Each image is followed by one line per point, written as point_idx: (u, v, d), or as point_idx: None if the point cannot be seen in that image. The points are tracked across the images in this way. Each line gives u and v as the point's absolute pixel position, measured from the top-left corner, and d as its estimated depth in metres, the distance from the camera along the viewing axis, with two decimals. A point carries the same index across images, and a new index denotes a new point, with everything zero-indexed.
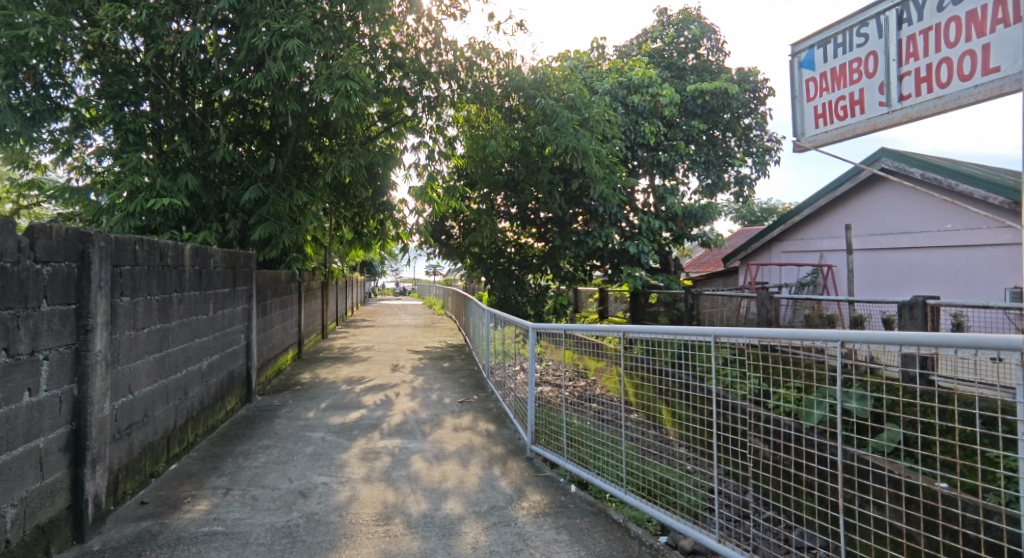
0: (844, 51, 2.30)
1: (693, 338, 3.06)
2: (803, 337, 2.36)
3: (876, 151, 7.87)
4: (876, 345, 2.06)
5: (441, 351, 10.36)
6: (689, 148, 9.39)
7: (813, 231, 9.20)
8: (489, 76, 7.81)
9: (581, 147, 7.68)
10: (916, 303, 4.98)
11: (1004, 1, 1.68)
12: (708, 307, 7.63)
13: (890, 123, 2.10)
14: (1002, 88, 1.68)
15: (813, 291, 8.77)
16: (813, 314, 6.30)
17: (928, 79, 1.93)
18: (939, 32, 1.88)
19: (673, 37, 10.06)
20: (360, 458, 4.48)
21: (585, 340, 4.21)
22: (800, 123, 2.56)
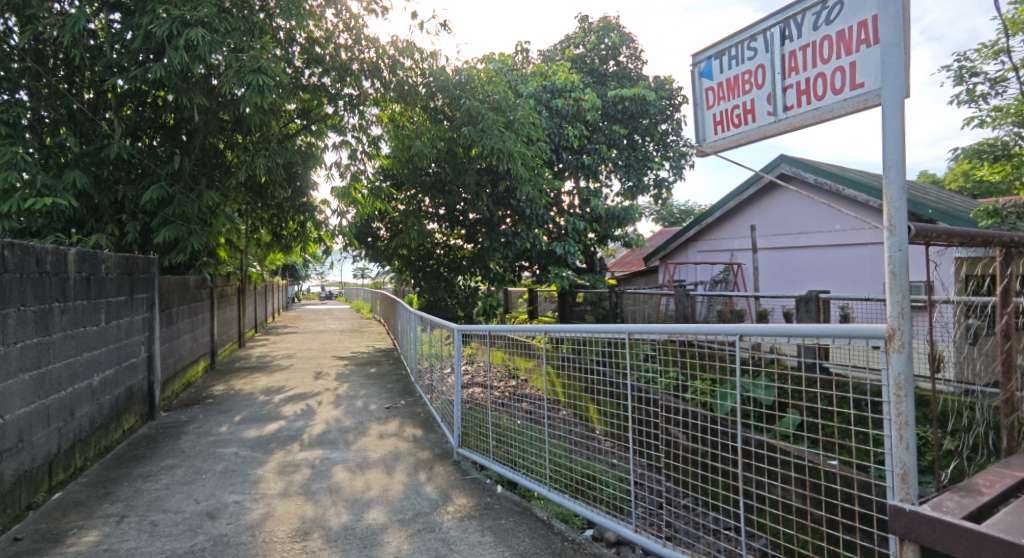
0: (736, 63, 2.43)
1: (612, 336, 3.16)
2: (708, 332, 2.52)
3: (776, 158, 8.40)
4: (770, 336, 2.25)
5: (368, 356, 10.08)
6: (610, 152, 9.75)
7: (723, 232, 9.83)
8: (413, 75, 7.68)
9: (507, 149, 7.71)
10: (811, 297, 5.45)
11: (866, 23, 1.89)
12: (631, 305, 7.95)
13: (777, 132, 2.27)
14: (868, 101, 1.89)
15: (724, 288, 9.41)
16: (725, 309, 6.72)
17: (808, 92, 2.11)
18: (815, 49, 2.07)
19: (595, 44, 10.33)
20: (277, 472, 4.25)
21: (512, 340, 4.22)
22: (701, 130, 2.66)
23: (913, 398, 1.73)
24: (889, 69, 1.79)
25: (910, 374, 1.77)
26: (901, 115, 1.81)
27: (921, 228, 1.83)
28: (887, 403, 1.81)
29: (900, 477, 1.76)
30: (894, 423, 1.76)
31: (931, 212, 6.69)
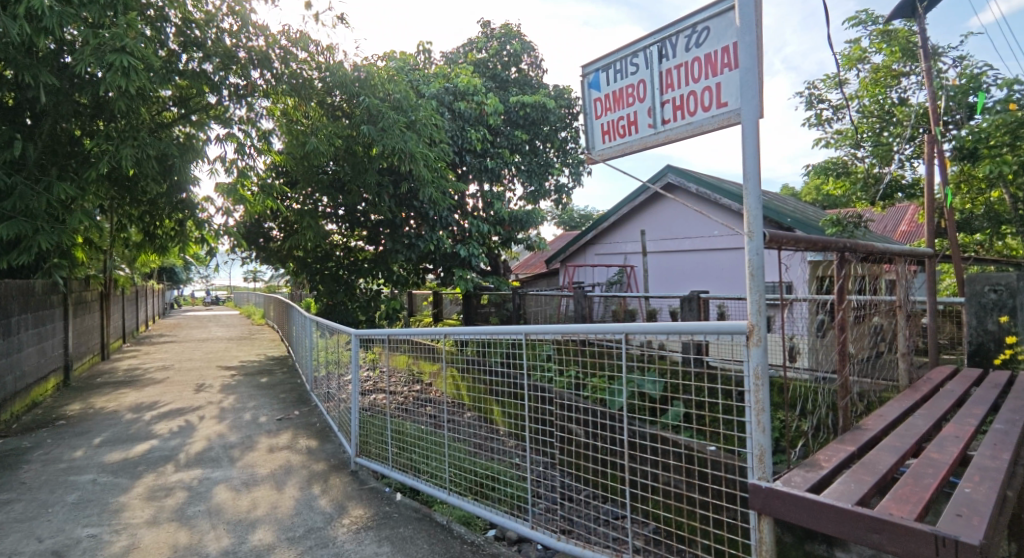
0: (621, 76, 2.58)
1: (511, 338, 3.21)
2: (598, 332, 2.67)
3: (662, 168, 9.03)
4: (652, 333, 2.43)
5: (258, 365, 9.38)
6: (512, 156, 9.95)
7: (617, 236, 10.40)
8: (307, 68, 7.29)
9: (408, 149, 7.52)
10: (692, 297, 5.93)
11: (729, 48, 2.10)
12: (533, 307, 8.19)
13: (656, 143, 2.43)
14: (732, 119, 2.10)
15: (619, 289, 10.00)
16: (619, 309, 7.16)
17: (682, 108, 2.29)
18: (688, 69, 2.26)
19: (497, 49, 10.46)
20: (144, 498, 3.80)
21: (411, 343, 4.17)
22: (590, 138, 2.77)
23: (768, 387, 1.96)
24: (748, 91, 2.01)
25: (765, 365, 2.01)
26: (758, 133, 2.03)
27: (774, 233, 2.06)
28: (748, 392, 2.03)
29: (758, 459, 1.99)
30: (753, 409, 1.98)
31: (789, 220, 7.57)
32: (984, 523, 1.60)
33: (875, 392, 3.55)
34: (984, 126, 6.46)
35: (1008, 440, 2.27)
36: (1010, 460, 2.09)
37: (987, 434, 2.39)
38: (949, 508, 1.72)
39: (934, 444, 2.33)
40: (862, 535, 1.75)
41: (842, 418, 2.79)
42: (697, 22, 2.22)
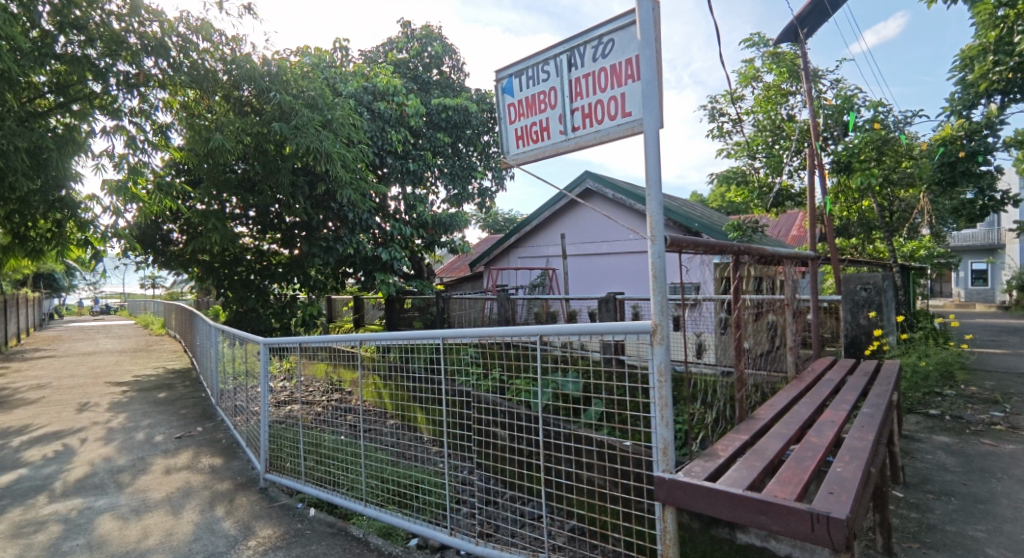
0: (533, 83, 2.60)
1: (429, 343, 3.18)
2: (513, 333, 2.72)
3: (581, 174, 9.30)
4: (566, 334, 2.51)
5: (156, 379, 8.59)
6: (434, 158, 9.86)
7: (539, 240, 10.57)
8: (210, 59, 6.78)
9: (324, 149, 7.13)
10: (610, 298, 6.15)
11: (632, 61, 2.20)
12: (457, 309, 8.64)
13: (567, 150, 2.49)
14: (635, 129, 2.21)
15: (542, 291, 10.19)
16: (541, 311, 7.40)
17: (591, 116, 2.37)
18: (595, 79, 2.34)
19: (418, 51, 10.31)
20: (8, 536, 3.35)
21: (325, 351, 4.01)
22: (505, 143, 2.78)
23: (671, 383, 2.09)
24: (649, 101, 2.12)
25: (668, 362, 2.15)
26: (659, 143, 2.14)
27: (674, 238, 2.19)
28: (653, 389, 2.15)
29: (663, 452, 2.11)
30: (657, 405, 2.11)
31: (697, 225, 8.06)
32: (850, 499, 1.79)
33: (767, 383, 3.88)
34: (856, 142, 7.25)
35: (873, 423, 2.55)
36: (874, 440, 2.35)
37: (857, 418, 2.67)
38: (824, 487, 1.90)
39: (814, 429, 2.57)
40: (750, 516, 1.87)
41: (739, 409, 3.02)
42: (602, 33, 2.30)
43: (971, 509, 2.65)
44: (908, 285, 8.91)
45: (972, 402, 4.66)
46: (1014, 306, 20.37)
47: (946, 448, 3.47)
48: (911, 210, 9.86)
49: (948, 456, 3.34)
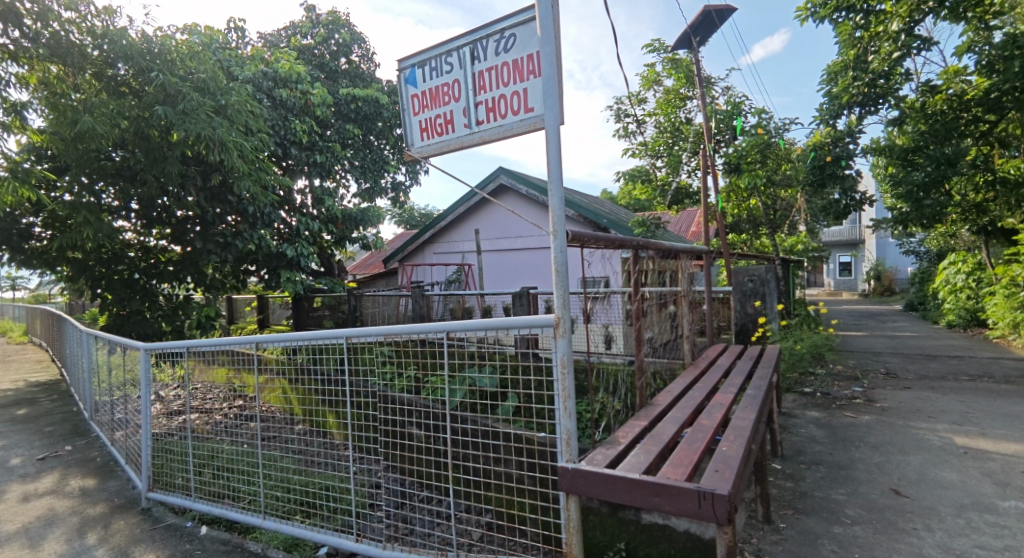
0: (436, 74, 2.51)
1: (330, 342, 3.01)
2: (418, 331, 2.66)
3: (495, 170, 9.28)
4: (472, 330, 2.51)
5: (16, 393, 7.54)
6: (343, 151, 9.43)
7: (455, 235, 10.47)
8: (75, 31, 6.03)
9: (219, 136, 6.48)
10: (523, 294, 6.23)
11: (534, 57, 2.21)
12: (372, 307, 8.57)
13: (471, 143, 2.43)
14: (538, 124, 2.22)
15: (458, 287, 10.05)
16: (457, 308, 7.40)
17: (494, 110, 2.34)
18: (498, 73, 2.31)
19: (324, 37, 9.79)
20: None
21: (216, 356, 3.66)
22: (409, 136, 2.65)
23: (572, 374, 2.17)
24: (550, 97, 2.14)
25: (570, 354, 2.21)
26: (559, 139, 2.18)
27: (575, 233, 2.24)
28: (556, 381, 2.21)
29: (566, 442, 2.17)
30: (560, 397, 2.18)
31: (605, 221, 8.38)
32: (732, 475, 1.93)
33: (665, 370, 4.17)
34: (743, 146, 7.93)
35: (754, 403, 2.80)
36: (755, 418, 2.57)
37: (741, 399, 2.91)
38: (710, 466, 2.04)
39: (705, 411, 2.77)
40: (645, 499, 1.96)
41: (639, 396, 3.20)
42: (504, 28, 2.28)
43: (835, 475, 2.99)
44: (788, 276, 9.87)
45: (837, 379, 5.25)
46: (873, 293, 23.31)
47: (817, 422, 3.88)
48: (790, 209, 10.93)
49: (818, 429, 3.73)
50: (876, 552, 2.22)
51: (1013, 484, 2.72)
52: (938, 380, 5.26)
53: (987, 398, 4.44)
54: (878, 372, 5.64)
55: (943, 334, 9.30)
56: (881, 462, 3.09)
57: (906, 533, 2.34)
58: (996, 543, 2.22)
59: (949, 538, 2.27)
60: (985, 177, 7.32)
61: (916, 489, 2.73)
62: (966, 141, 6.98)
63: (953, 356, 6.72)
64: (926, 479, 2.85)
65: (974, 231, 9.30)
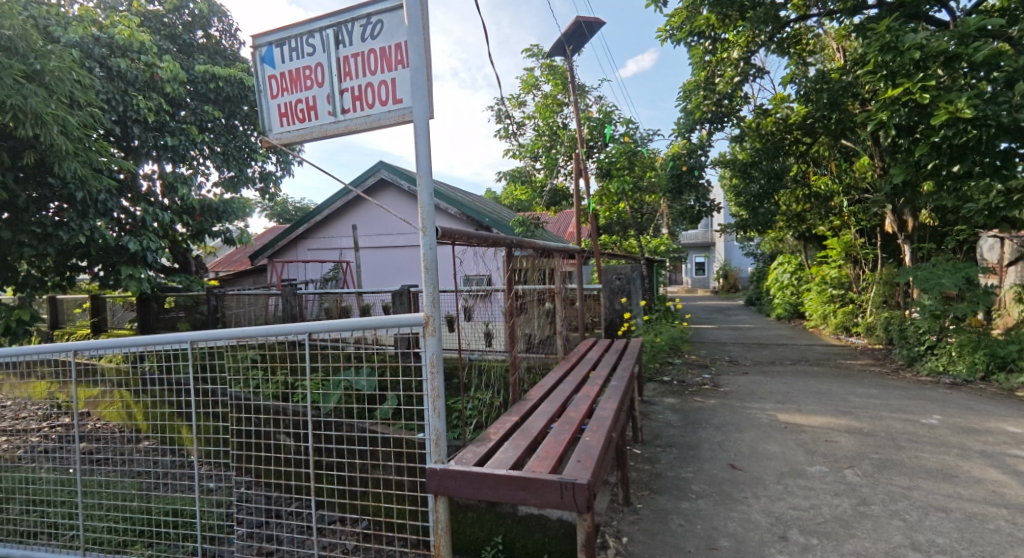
0: (296, 56, 2.31)
1: (167, 347, 2.64)
2: (273, 332, 2.44)
3: (375, 164, 8.93)
4: (336, 331, 2.38)
5: None
6: (202, 135, 8.45)
7: (332, 231, 9.91)
8: None
9: (31, 108, 5.37)
10: (403, 292, 6.10)
11: (402, 47, 2.14)
12: (235, 307, 7.80)
13: (337, 133, 2.28)
14: (406, 116, 2.14)
15: (335, 286, 9.53)
16: (333, 307, 7.03)
17: (361, 98, 2.22)
18: (364, 59, 2.19)
19: (176, 5, 8.68)
20: None
21: (21, 366, 3.03)
22: (265, 120, 2.41)
23: (442, 373, 2.16)
24: (418, 90, 2.08)
25: (440, 353, 2.20)
26: (429, 133, 2.13)
27: (445, 230, 2.20)
28: (426, 381, 2.18)
29: (435, 443, 2.14)
30: (430, 396, 2.15)
31: (488, 220, 8.48)
32: (593, 463, 2.04)
33: (541, 365, 4.34)
34: (613, 153, 8.36)
35: (617, 393, 2.99)
36: (616, 407, 2.74)
37: (606, 390, 3.10)
38: (574, 456, 2.13)
39: (573, 403, 2.91)
40: (511, 494, 1.98)
41: (512, 391, 3.27)
42: (371, 13, 2.17)
43: (684, 455, 3.30)
44: (652, 275, 10.77)
45: (690, 368, 5.84)
46: (721, 290, 26.35)
47: (672, 408, 4.27)
48: (655, 214, 11.95)
49: (672, 414, 4.11)
50: (714, 522, 2.48)
51: (819, 452, 3.21)
52: (769, 365, 6.09)
53: (804, 379, 5.22)
54: (722, 360, 6.38)
55: (773, 325, 10.79)
56: (722, 441, 3.48)
57: (738, 502, 2.65)
58: (805, 503, 2.59)
59: (770, 503, 2.61)
60: (802, 190, 8.72)
61: (747, 462, 3.12)
62: (790, 159, 8.15)
63: (780, 344, 7.83)
64: (755, 452, 3.26)
65: (796, 237, 10.91)
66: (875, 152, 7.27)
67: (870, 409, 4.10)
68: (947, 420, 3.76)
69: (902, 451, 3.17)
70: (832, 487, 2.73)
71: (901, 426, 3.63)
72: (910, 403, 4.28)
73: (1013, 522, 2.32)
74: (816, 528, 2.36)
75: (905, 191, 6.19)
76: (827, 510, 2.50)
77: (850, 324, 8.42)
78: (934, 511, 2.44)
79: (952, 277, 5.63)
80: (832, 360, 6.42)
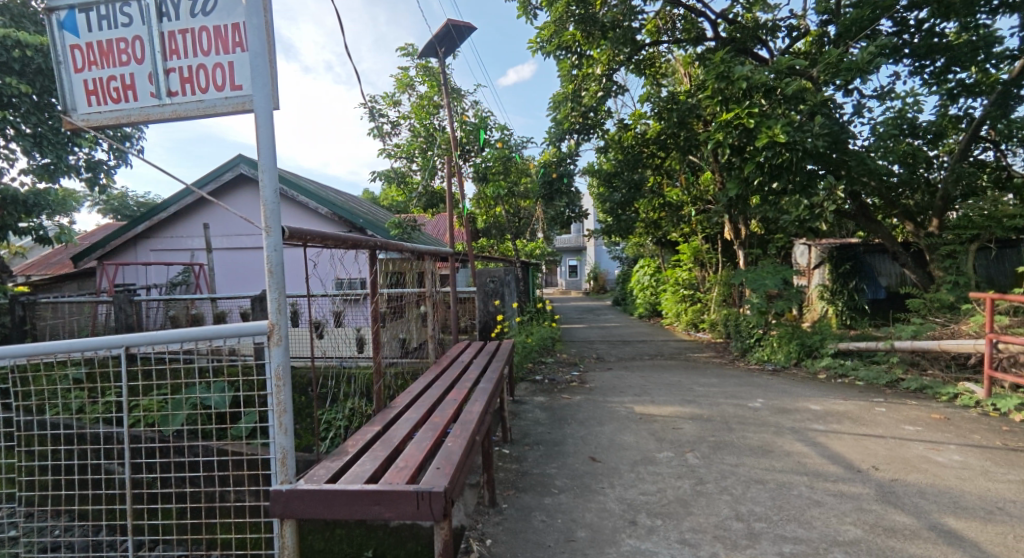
0: (107, 25, 1.99)
1: None
2: (76, 349, 2.06)
3: (234, 158, 8.12)
4: (160, 345, 2.09)
5: None
6: (4, 112, 7.03)
7: (180, 229, 8.83)
8: None
9: None
10: (264, 297, 5.60)
11: (240, 27, 1.94)
12: (51, 318, 6.58)
13: (161, 118, 2.00)
14: (245, 104, 1.95)
15: (184, 291, 8.51)
16: (179, 314, 6.24)
17: (191, 81, 1.97)
18: (194, 37, 1.95)
19: None
20: None
21: None
22: (67, 97, 2.03)
23: (289, 387, 1.99)
24: (258, 77, 1.90)
25: (287, 363, 2.03)
26: (273, 124, 1.96)
27: (292, 231, 2.03)
28: (271, 395, 2.01)
29: (281, 462, 1.97)
30: (275, 412, 1.98)
31: (362, 221, 8.06)
32: (452, 469, 2.01)
33: (410, 371, 4.23)
34: (489, 157, 8.36)
35: (483, 396, 3.01)
36: (481, 410, 2.74)
37: (473, 393, 3.10)
38: (433, 464, 2.09)
39: (439, 408, 2.86)
40: (365, 509, 1.87)
41: (378, 399, 3.13)
42: None
43: (550, 451, 3.42)
44: (527, 277, 11.08)
45: (561, 366, 6.11)
46: (592, 292, 28.03)
47: (541, 406, 4.41)
48: (530, 218, 12.33)
49: (541, 412, 4.24)
50: (573, 515, 2.59)
51: (667, 439, 3.52)
52: (630, 360, 6.59)
53: (659, 373, 5.72)
54: (590, 357, 6.77)
55: (636, 323, 11.72)
56: (584, 435, 3.67)
57: (596, 493, 2.80)
58: (653, 488, 2.81)
59: (625, 491, 2.79)
60: (658, 200, 9.68)
61: (606, 454, 3.32)
62: (648, 171, 8.91)
63: (641, 341, 8.52)
64: (613, 444, 3.48)
65: (655, 242, 11.96)
66: (715, 169, 8.20)
67: (709, 396, 4.60)
68: (768, 403, 4.34)
69: (732, 433, 3.60)
70: (676, 470, 3.00)
71: (733, 411, 4.12)
72: (740, 389, 4.89)
73: (811, 487, 2.73)
74: (661, 510, 2.57)
75: (738, 203, 7.06)
76: (671, 492, 2.74)
77: (697, 321, 9.45)
78: (754, 483, 2.79)
79: (773, 279, 6.56)
80: (683, 354, 7.12)
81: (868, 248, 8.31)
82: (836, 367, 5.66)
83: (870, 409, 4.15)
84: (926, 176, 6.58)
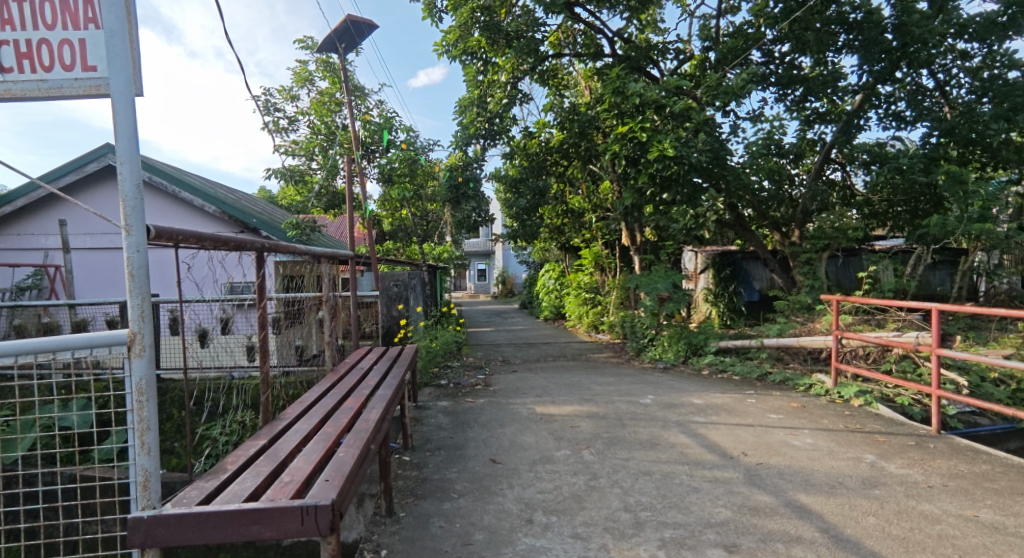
0: None
1: None
2: None
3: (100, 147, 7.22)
4: None
5: None
6: None
7: (31, 225, 7.70)
8: None
9: None
10: None
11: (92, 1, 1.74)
12: None
13: None
14: (99, 88, 1.74)
15: (33, 297, 7.46)
16: (30, 323, 5.43)
17: (30, 57, 1.73)
18: (33, 7, 1.71)
19: None
20: None
21: None
22: None
23: (153, 402, 1.80)
24: (115, 58, 1.71)
25: (150, 376, 1.84)
26: (133, 110, 1.77)
27: (158, 229, 1.84)
28: (130, 412, 1.81)
29: (142, 486, 1.77)
30: (135, 431, 1.78)
31: (255, 221, 7.45)
32: (341, 481, 1.93)
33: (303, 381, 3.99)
34: (394, 158, 8.17)
35: (381, 403, 2.92)
36: (377, 418, 2.66)
37: (370, 401, 3.00)
38: (322, 477, 1.99)
39: (333, 417, 2.74)
40: (243, 531, 1.74)
41: (265, 411, 2.92)
42: None
43: (451, 455, 3.40)
44: (434, 280, 10.97)
45: (466, 370, 6.10)
46: (500, 295, 28.34)
47: (444, 410, 4.38)
48: (438, 221, 12.22)
49: (444, 416, 4.21)
50: (471, 518, 2.59)
51: (564, 437, 3.65)
52: (534, 362, 6.74)
53: (561, 374, 5.91)
54: (495, 360, 6.84)
55: (541, 325, 12.03)
56: (486, 438, 3.69)
57: (494, 494, 2.83)
58: (549, 486, 2.89)
59: (523, 491, 2.85)
60: (562, 206, 10.01)
61: (506, 455, 3.36)
62: (551, 178, 9.21)
63: (545, 343, 8.76)
64: (513, 445, 3.54)
65: (559, 247, 12.35)
66: (613, 178, 8.66)
67: (605, 394, 4.84)
68: (657, 398, 4.65)
69: (625, 428, 3.80)
70: (571, 467, 3.11)
71: (626, 407, 4.36)
72: (634, 387, 5.18)
73: (690, 475, 2.96)
74: (556, 506, 2.65)
75: (633, 211, 7.50)
76: (566, 488, 2.83)
77: (597, 322, 9.90)
78: (641, 475, 2.97)
79: (663, 283, 7.04)
80: (583, 355, 7.43)
81: (745, 256, 9.14)
82: (717, 364, 6.19)
83: (743, 401, 4.59)
84: (790, 192, 7.42)
